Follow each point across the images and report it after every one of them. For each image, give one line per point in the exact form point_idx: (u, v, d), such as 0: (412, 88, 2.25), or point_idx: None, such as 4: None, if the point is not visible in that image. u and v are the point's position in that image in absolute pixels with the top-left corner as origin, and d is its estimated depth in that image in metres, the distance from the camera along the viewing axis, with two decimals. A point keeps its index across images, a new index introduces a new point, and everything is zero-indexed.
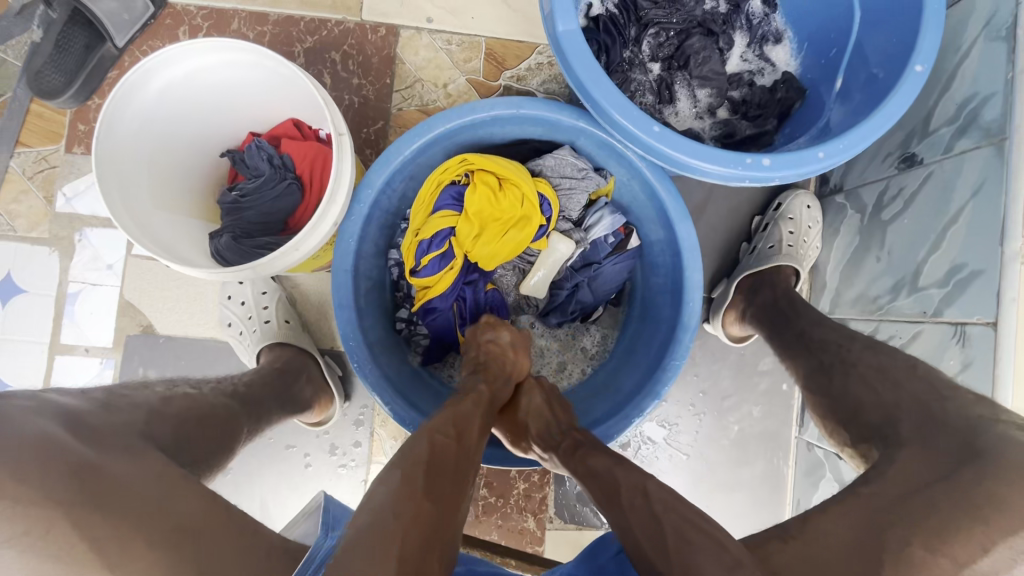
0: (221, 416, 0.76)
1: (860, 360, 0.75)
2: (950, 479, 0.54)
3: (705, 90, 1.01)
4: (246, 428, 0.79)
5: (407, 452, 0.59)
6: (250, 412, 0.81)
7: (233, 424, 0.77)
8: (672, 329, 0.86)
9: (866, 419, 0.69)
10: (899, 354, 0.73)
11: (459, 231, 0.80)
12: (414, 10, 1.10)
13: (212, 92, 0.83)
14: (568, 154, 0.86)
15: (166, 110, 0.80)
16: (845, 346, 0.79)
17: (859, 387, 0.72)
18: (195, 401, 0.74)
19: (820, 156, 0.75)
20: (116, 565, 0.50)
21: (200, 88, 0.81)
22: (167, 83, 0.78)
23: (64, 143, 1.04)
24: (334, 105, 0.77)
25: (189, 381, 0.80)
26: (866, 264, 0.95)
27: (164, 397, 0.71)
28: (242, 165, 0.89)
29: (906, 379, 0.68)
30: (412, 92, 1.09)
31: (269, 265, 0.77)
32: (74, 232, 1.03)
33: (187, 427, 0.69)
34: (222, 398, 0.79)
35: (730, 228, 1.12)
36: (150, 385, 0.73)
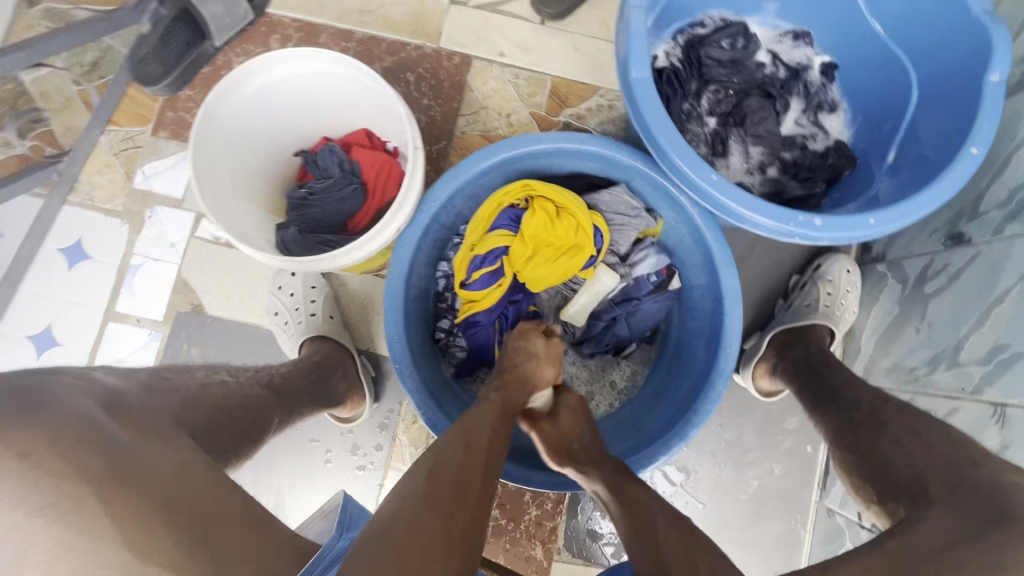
0: (251, 407, 0.79)
1: (893, 421, 0.75)
2: (980, 547, 0.54)
3: (759, 148, 1.04)
4: (275, 420, 0.82)
5: (429, 457, 0.61)
6: (282, 405, 0.84)
7: (262, 417, 0.80)
8: (707, 373, 0.87)
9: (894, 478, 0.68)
10: (934, 422, 0.72)
11: (512, 251, 0.84)
12: (489, 44, 1.17)
13: (299, 97, 0.89)
14: (623, 192, 0.90)
15: (257, 109, 0.86)
16: (878, 407, 0.79)
17: (890, 447, 0.72)
18: (228, 390, 0.78)
19: (871, 223, 0.77)
20: (158, 518, 0.52)
21: (291, 92, 0.87)
22: (261, 85, 0.84)
23: (151, 126, 1.12)
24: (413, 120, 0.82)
25: (228, 369, 0.85)
26: (905, 334, 0.96)
27: (202, 384, 0.75)
28: (313, 166, 0.95)
29: (940, 445, 0.68)
30: (476, 117, 1.15)
31: (331, 260, 0.81)
32: (146, 208, 1.09)
33: (219, 417, 0.73)
34: (256, 388, 0.83)
35: (768, 283, 1.14)
36: (190, 371, 0.77)
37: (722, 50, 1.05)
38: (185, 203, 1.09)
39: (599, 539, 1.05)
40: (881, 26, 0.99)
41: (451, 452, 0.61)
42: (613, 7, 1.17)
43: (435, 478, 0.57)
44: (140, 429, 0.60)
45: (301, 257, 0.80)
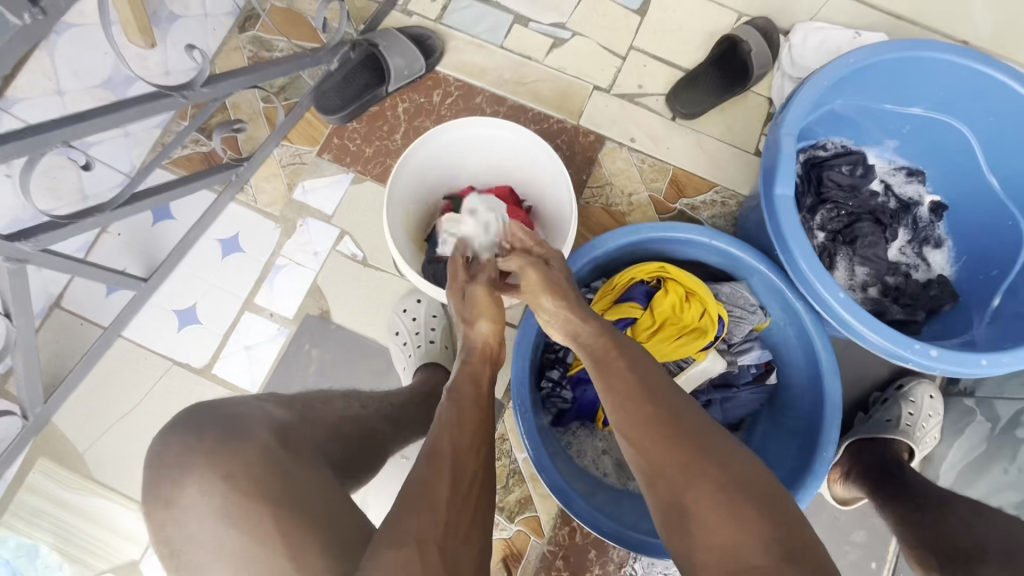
0: (376, 439, 0.85)
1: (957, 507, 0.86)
2: None
3: (864, 269, 1.12)
4: (390, 450, 0.87)
5: (416, 468, 0.61)
6: (397, 436, 0.89)
7: (381, 447, 0.85)
8: (799, 471, 0.91)
9: (966, 552, 0.79)
10: None
11: (640, 322, 0.92)
12: (623, 129, 1.30)
13: (469, 153, 1.02)
14: (742, 289, 0.99)
15: (432, 160, 1.00)
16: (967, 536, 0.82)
17: (958, 526, 0.83)
18: (361, 419, 0.84)
19: (983, 363, 0.83)
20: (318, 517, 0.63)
21: (462, 149, 1.01)
22: (441, 142, 0.98)
23: (318, 148, 1.27)
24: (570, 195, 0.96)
25: (358, 395, 0.90)
26: (991, 472, 0.99)
27: (341, 418, 0.81)
28: (460, 207, 1.02)
29: None
30: (601, 191, 1.27)
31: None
32: (299, 217, 1.22)
33: (354, 444, 0.80)
34: (380, 416, 0.88)
35: (851, 393, 1.18)
36: (332, 400, 0.83)
37: (842, 174, 1.14)
38: (334, 220, 1.22)
39: None
40: (997, 181, 1.07)
41: (431, 455, 0.62)
42: (740, 116, 1.29)
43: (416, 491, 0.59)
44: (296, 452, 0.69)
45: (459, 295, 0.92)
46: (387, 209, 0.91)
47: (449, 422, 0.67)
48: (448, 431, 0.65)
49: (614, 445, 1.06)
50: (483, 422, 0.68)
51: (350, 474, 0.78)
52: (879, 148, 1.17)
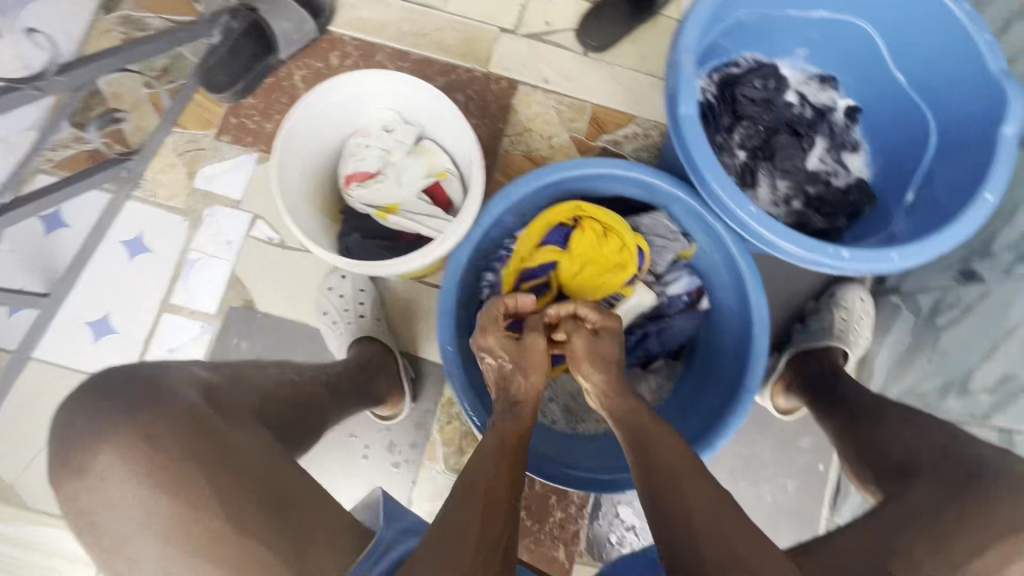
0: (315, 401, 0.85)
1: (890, 414, 0.83)
2: (989, 547, 0.60)
3: (785, 182, 1.11)
4: (332, 416, 0.88)
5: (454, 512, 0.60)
6: (337, 402, 0.90)
7: (322, 413, 0.86)
8: (735, 388, 0.94)
9: (890, 462, 0.76)
10: None
11: (560, 266, 0.89)
12: (535, 70, 1.25)
13: (359, 110, 0.98)
14: (662, 217, 0.99)
15: (329, 123, 0.96)
16: None
17: (887, 436, 0.80)
18: (299, 382, 0.85)
19: (894, 258, 0.84)
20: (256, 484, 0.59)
21: (360, 108, 0.97)
22: (335, 103, 0.94)
23: (214, 130, 1.19)
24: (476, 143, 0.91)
25: (292, 364, 0.90)
26: (917, 363, 1.02)
27: (276, 381, 0.81)
28: (365, 164, 0.98)
29: None
30: (520, 138, 1.22)
31: (405, 283, 0.93)
32: (206, 207, 1.15)
33: (292, 408, 0.80)
34: (317, 381, 0.89)
35: (787, 308, 1.21)
36: (265, 366, 0.82)
37: (755, 89, 1.13)
38: (243, 205, 1.15)
39: (619, 545, 1.10)
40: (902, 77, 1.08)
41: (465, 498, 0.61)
42: (653, 43, 1.25)
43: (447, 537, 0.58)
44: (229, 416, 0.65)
45: (377, 276, 0.92)
46: (274, 174, 0.84)
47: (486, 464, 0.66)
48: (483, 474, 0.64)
49: (559, 391, 1.06)
50: (516, 465, 0.67)
51: (291, 438, 0.77)
52: (790, 58, 1.16)
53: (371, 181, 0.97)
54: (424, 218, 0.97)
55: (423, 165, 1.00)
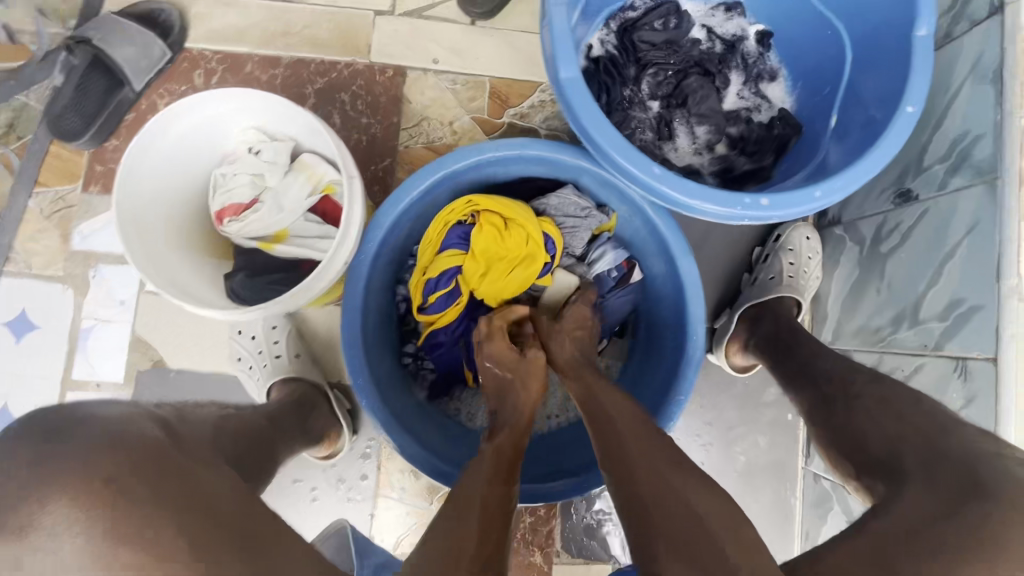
0: (264, 438, 0.77)
1: (863, 392, 0.76)
2: (954, 518, 0.54)
3: (704, 127, 1.04)
4: (282, 451, 0.80)
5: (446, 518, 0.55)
6: (284, 437, 0.82)
7: (272, 450, 0.78)
8: (678, 361, 0.87)
9: (869, 451, 0.69)
10: (901, 387, 0.73)
11: (465, 269, 0.82)
12: (421, 52, 1.14)
13: (210, 136, 0.86)
14: (571, 194, 0.89)
15: (182, 156, 0.85)
16: (848, 379, 0.80)
17: (865, 421, 0.72)
18: (245, 421, 0.77)
19: (817, 195, 0.77)
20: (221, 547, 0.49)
21: (213, 131, 0.85)
22: (182, 133, 0.82)
23: (81, 183, 1.07)
24: (346, 149, 0.80)
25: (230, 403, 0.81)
26: (867, 295, 0.96)
27: (222, 416, 0.73)
28: (235, 193, 0.88)
29: (909, 412, 0.68)
30: (419, 130, 1.12)
31: (286, 304, 0.79)
32: (89, 268, 1.05)
33: (245, 445, 0.72)
34: (261, 417, 0.81)
35: (731, 259, 1.14)
36: (205, 405, 0.74)
37: (655, 32, 1.03)
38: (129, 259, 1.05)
39: (596, 536, 1.06)
40: None
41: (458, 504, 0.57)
42: None
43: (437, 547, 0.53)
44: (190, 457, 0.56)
45: (255, 305, 0.77)
46: (120, 239, 0.74)
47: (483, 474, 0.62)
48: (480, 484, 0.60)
49: None
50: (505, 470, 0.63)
51: (251, 472, 0.70)
52: None
53: (247, 213, 0.87)
54: (318, 239, 0.89)
55: (303, 181, 0.89)
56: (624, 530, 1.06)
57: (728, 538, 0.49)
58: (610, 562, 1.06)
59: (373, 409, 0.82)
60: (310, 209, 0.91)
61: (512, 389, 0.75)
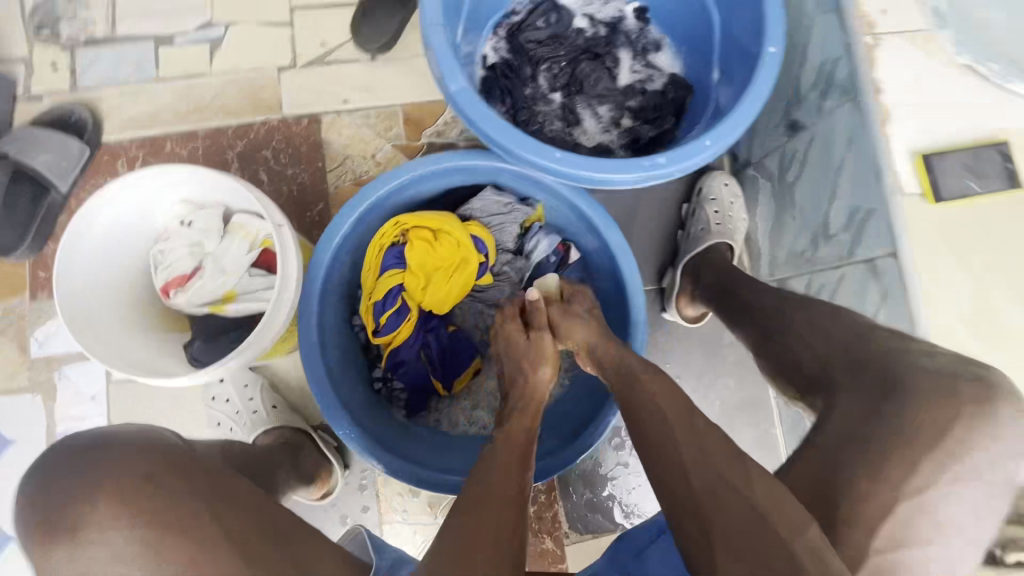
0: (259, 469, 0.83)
1: (791, 314, 0.82)
2: None
3: (605, 106, 1.10)
4: (281, 478, 0.88)
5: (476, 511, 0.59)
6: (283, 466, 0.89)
7: (272, 476, 0.85)
8: (627, 325, 0.92)
9: (803, 366, 0.75)
10: (823, 300, 0.79)
11: (407, 286, 0.86)
12: (331, 96, 1.19)
13: (139, 219, 0.89)
14: (490, 195, 0.95)
15: (116, 243, 0.88)
16: (780, 304, 0.86)
17: (796, 343, 0.77)
18: (232, 453, 0.80)
19: (708, 144, 0.83)
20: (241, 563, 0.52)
21: (139, 213, 0.88)
22: (109, 222, 0.85)
23: (27, 293, 1.09)
24: (269, 201, 0.84)
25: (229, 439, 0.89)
26: (787, 225, 1.03)
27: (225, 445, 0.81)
28: (176, 266, 0.91)
29: (832, 322, 0.74)
30: (344, 168, 1.17)
31: (244, 356, 0.81)
32: (52, 372, 1.06)
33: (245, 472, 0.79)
34: (245, 449, 0.85)
35: (663, 221, 1.20)
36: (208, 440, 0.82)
37: (540, 31, 1.11)
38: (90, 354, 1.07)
39: (598, 509, 1.10)
40: None
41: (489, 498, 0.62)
42: None
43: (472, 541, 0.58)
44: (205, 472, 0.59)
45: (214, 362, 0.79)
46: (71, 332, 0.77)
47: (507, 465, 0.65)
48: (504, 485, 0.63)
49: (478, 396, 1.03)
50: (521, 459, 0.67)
51: None
52: None
53: (192, 282, 0.90)
54: (266, 290, 0.92)
55: (240, 242, 0.91)
56: (624, 496, 1.10)
57: (775, 523, 0.53)
58: (618, 531, 1.09)
59: (350, 436, 0.85)
60: (252, 264, 0.94)
61: (521, 371, 0.81)
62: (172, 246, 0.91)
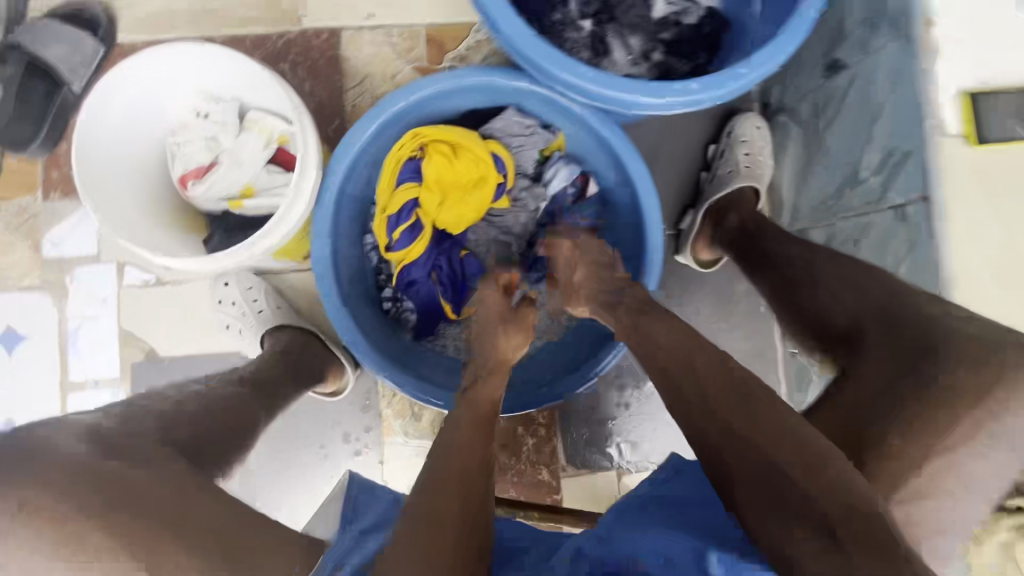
0: (264, 380, 0.85)
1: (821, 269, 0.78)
2: None
3: (637, 37, 1.04)
4: (262, 416, 0.79)
5: (441, 446, 0.63)
6: (265, 395, 0.82)
7: (253, 416, 0.77)
8: (639, 260, 0.91)
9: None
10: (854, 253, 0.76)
11: (423, 201, 0.85)
12: (351, 8, 1.13)
13: (150, 119, 0.89)
14: (513, 115, 0.92)
15: (113, 152, 0.85)
16: (810, 259, 0.83)
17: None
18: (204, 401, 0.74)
19: (744, 72, 0.79)
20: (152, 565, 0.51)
21: (129, 126, 0.86)
22: (106, 136, 0.83)
23: (40, 192, 1.07)
24: (291, 89, 0.84)
25: (198, 380, 0.81)
26: (814, 172, 1.00)
27: (178, 402, 0.70)
28: (183, 162, 0.90)
29: None
30: (363, 87, 1.12)
31: (258, 245, 0.81)
32: (65, 274, 1.07)
33: (203, 424, 0.69)
34: (231, 389, 0.79)
35: (685, 162, 1.16)
36: (162, 392, 0.72)
37: None
38: (102, 257, 1.07)
39: (600, 446, 1.12)
40: None
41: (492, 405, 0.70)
42: None
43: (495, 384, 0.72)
44: (131, 458, 0.56)
45: (229, 249, 0.81)
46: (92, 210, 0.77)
47: (456, 428, 0.65)
48: (714, 375, 0.61)
49: None
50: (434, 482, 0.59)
51: (268, 399, 0.82)
52: None
53: (209, 174, 0.90)
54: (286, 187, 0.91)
55: (255, 136, 0.91)
56: (624, 436, 1.12)
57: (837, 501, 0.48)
58: (613, 468, 1.11)
59: (353, 342, 0.86)
60: (269, 162, 0.92)
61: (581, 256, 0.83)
62: (187, 170, 0.90)
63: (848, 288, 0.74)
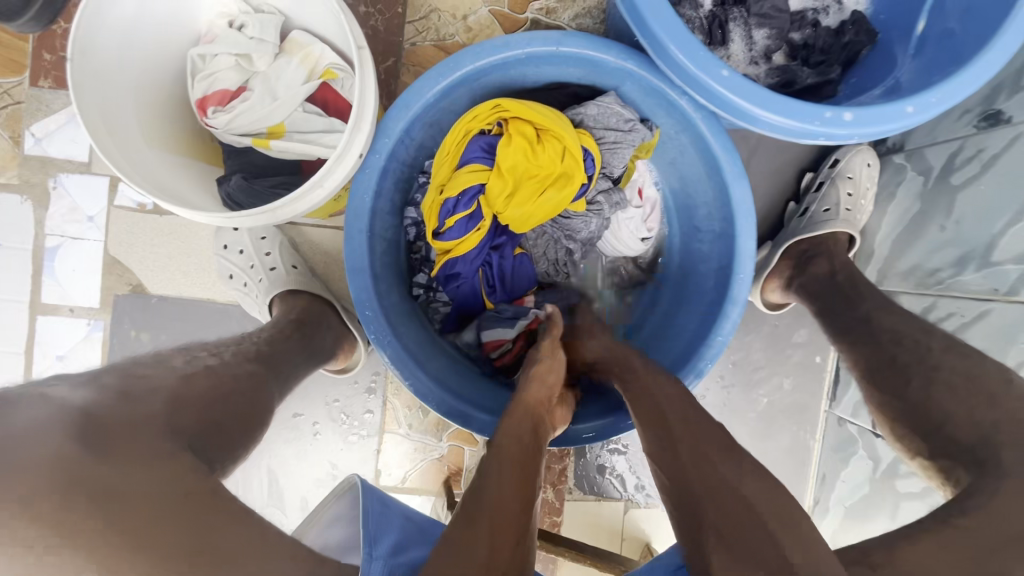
0: (266, 357, 0.71)
1: (943, 363, 0.67)
2: None
3: (763, 31, 0.87)
4: (275, 394, 0.68)
5: (478, 493, 0.52)
6: (275, 374, 0.69)
7: (262, 404, 0.64)
8: (718, 300, 0.79)
9: (952, 435, 0.61)
10: (990, 360, 0.65)
11: (489, 188, 0.71)
12: None
13: (171, 20, 0.72)
14: (614, 101, 0.76)
15: (120, 55, 0.68)
16: (923, 343, 0.70)
17: (946, 398, 0.64)
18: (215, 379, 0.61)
19: (909, 111, 0.64)
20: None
21: (142, 26, 0.69)
22: (114, 34, 0.66)
23: (28, 75, 0.89)
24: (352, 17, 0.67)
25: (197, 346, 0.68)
26: (926, 232, 0.87)
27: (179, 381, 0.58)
28: (206, 82, 0.74)
29: (1004, 395, 0.61)
30: (427, 24, 0.93)
31: (289, 206, 0.67)
32: (48, 177, 0.91)
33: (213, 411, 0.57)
34: (244, 367, 0.66)
35: (775, 185, 1.01)
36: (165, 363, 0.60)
37: None
38: (94, 168, 0.91)
39: (610, 476, 1.03)
40: None
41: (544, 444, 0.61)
42: None
43: (532, 439, 0.59)
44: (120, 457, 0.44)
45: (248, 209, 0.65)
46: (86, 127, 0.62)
47: (502, 480, 0.53)
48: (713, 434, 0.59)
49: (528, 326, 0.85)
50: (481, 519, 0.49)
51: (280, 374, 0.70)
52: None
53: (235, 103, 0.74)
54: (324, 134, 0.75)
55: (296, 64, 0.74)
56: (636, 469, 1.03)
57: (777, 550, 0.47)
58: (621, 500, 1.03)
59: (376, 334, 0.74)
60: (307, 99, 0.76)
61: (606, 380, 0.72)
62: (210, 93, 0.74)
63: (977, 394, 0.62)
